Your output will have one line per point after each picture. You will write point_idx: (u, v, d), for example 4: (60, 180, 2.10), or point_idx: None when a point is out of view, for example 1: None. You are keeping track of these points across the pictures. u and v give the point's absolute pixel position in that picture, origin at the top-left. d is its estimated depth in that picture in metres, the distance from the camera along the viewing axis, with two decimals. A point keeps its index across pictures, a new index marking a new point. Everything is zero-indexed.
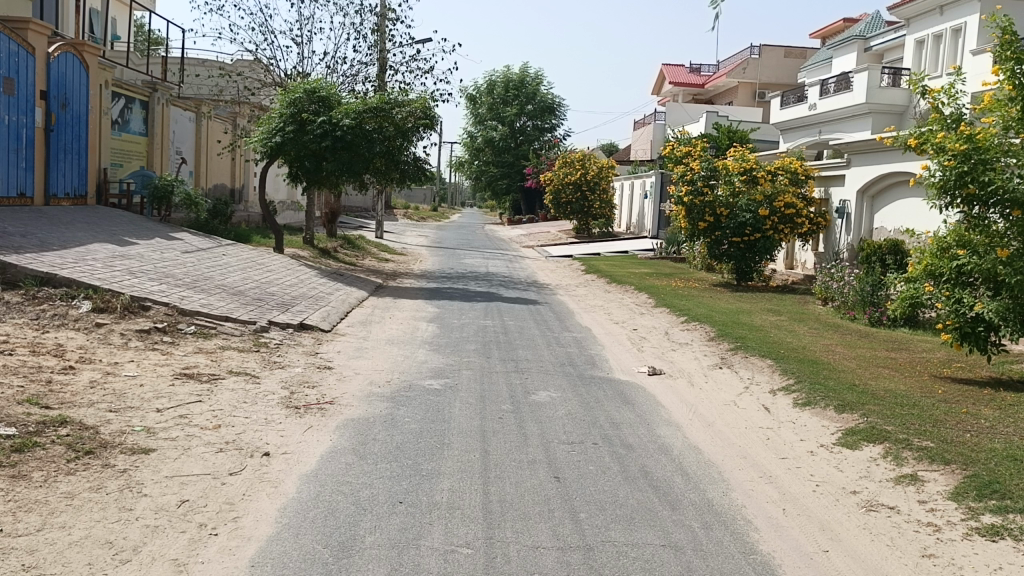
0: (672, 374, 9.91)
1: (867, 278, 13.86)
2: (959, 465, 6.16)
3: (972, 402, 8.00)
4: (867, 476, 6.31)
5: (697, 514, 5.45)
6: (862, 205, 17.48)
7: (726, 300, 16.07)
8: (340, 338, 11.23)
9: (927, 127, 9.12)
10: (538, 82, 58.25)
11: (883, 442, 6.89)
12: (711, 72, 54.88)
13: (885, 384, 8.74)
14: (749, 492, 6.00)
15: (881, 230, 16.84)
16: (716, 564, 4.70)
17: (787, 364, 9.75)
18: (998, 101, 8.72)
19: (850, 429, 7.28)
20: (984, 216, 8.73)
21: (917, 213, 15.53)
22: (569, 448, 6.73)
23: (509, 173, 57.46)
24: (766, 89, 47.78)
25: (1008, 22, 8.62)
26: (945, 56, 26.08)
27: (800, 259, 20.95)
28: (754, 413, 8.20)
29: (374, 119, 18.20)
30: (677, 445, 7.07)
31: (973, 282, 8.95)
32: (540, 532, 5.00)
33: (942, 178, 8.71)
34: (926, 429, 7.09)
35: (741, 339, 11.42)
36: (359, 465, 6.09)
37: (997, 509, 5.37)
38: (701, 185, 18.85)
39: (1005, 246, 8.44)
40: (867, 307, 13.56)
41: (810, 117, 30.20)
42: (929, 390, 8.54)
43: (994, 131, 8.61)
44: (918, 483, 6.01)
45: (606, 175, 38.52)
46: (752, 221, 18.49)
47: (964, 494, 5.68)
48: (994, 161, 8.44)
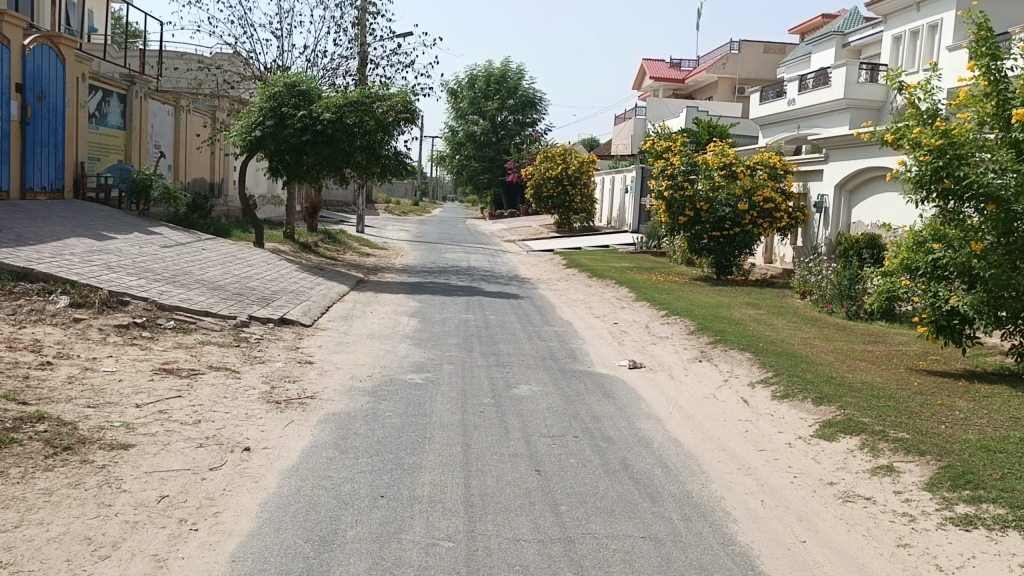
0: (652, 368, 9.98)
1: (844, 271, 14.01)
2: (933, 457, 6.25)
3: (948, 394, 8.11)
4: (843, 467, 6.38)
5: (677, 506, 5.51)
6: (840, 199, 17.62)
7: (705, 295, 16.06)
8: (321, 333, 11.20)
9: (904, 122, 9.18)
10: (520, 76, 58.11)
11: (860, 434, 6.97)
12: (691, 67, 55.17)
13: (862, 377, 8.84)
14: (728, 483, 6.06)
15: (859, 224, 16.99)
16: (695, 555, 4.75)
17: (766, 357, 9.84)
18: (974, 96, 8.85)
19: (827, 421, 7.37)
20: (959, 211, 8.79)
21: (894, 207, 15.70)
22: (550, 441, 6.77)
23: (489, 167, 57.39)
24: (745, 84, 48.02)
25: (984, 18, 8.77)
26: (922, 52, 26.29)
27: (779, 253, 21.08)
28: (733, 406, 8.27)
29: (355, 113, 18.10)
30: (658, 438, 7.12)
31: (949, 275, 9.06)
32: (521, 525, 5.02)
33: (918, 173, 8.78)
34: (902, 421, 7.17)
35: (721, 332, 11.50)
36: (340, 459, 6.09)
37: (972, 499, 5.46)
38: (681, 180, 18.99)
39: (979, 241, 8.53)
40: (845, 301, 13.70)
41: (789, 113, 30.37)
42: (906, 382, 8.66)
43: (970, 126, 8.78)
44: (893, 474, 6.09)
45: (587, 170, 38.68)
46: (732, 216, 18.60)
47: (939, 485, 5.76)
48: (969, 156, 8.55)
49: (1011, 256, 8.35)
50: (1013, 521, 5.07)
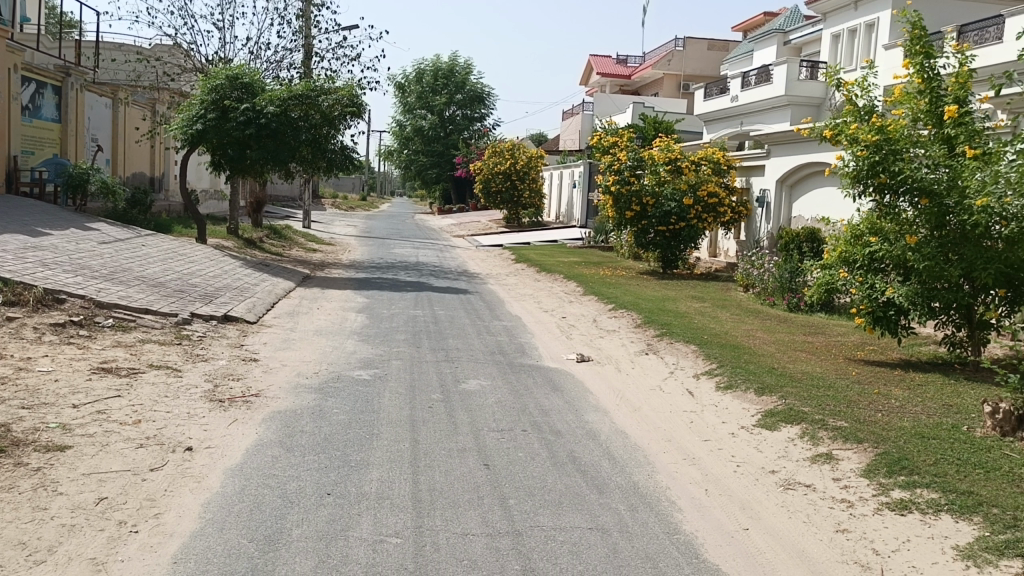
0: (600, 361, 10.07)
1: (786, 265, 14.32)
2: (870, 444, 6.43)
3: (883, 382, 8.37)
4: (784, 456, 6.53)
5: (624, 497, 5.57)
6: (781, 194, 17.99)
7: (652, 288, 16.26)
8: (266, 330, 11.03)
9: (842, 118, 9.41)
10: (467, 71, 57.98)
11: (800, 423, 7.13)
12: (637, 64, 55.72)
13: (802, 367, 9.06)
14: (673, 474, 6.16)
15: (799, 218, 17.36)
16: (641, 545, 4.81)
17: (710, 349, 10.02)
18: (908, 93, 9.16)
19: (769, 411, 7.53)
20: (895, 205, 9.03)
21: (832, 201, 16.08)
22: (499, 435, 6.78)
23: (438, 162, 57.11)
24: (690, 81, 48.66)
25: (918, 17, 9.00)
26: (860, 50, 26.95)
27: (723, 247, 21.45)
28: (678, 397, 8.40)
29: (300, 106, 17.85)
30: (605, 430, 7.19)
31: (885, 268, 9.34)
32: (469, 519, 5.03)
33: (855, 168, 9.02)
34: (841, 410, 7.36)
35: (667, 325, 11.66)
36: (285, 457, 6.01)
37: (906, 484, 5.63)
38: (628, 174, 19.18)
39: (913, 234, 8.78)
40: (786, 293, 14.01)
41: (732, 109, 30.88)
42: (844, 372, 8.90)
43: (905, 123, 9.01)
44: (832, 462, 6.25)
45: (535, 165, 38.79)
46: (677, 211, 18.86)
47: (875, 471, 5.93)
48: (903, 152, 8.79)
49: (943, 248, 8.59)
50: (945, 505, 5.23)
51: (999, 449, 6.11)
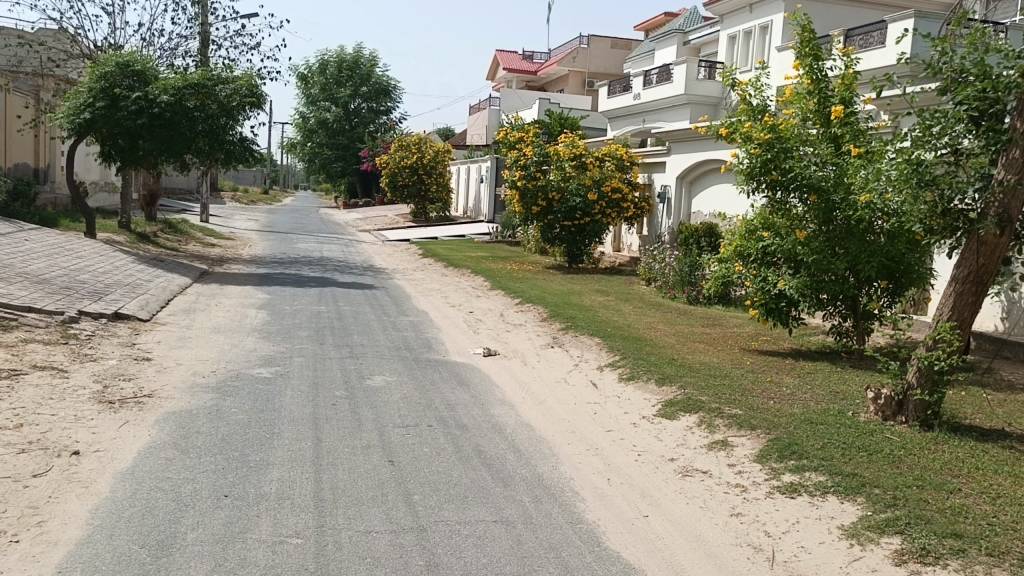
0: (506, 355, 10.12)
1: (685, 259, 14.73)
2: (763, 430, 6.69)
3: (775, 371, 8.73)
4: (683, 444, 6.72)
5: (528, 489, 5.62)
6: (680, 190, 18.49)
7: (557, 283, 16.46)
8: (161, 327, 10.61)
9: (737, 117, 9.73)
10: (372, 63, 57.23)
11: (698, 412, 7.36)
12: (543, 60, 56.19)
13: (701, 358, 9.34)
14: (577, 464, 6.25)
15: (698, 214, 17.88)
16: (544, 536, 4.86)
17: (613, 341, 10.22)
18: (798, 94, 9.55)
19: (669, 401, 7.73)
20: (786, 201, 9.36)
21: (728, 198, 16.64)
22: (404, 431, 6.73)
23: (343, 155, 56.15)
24: (594, 78, 49.41)
25: (808, 20, 9.37)
26: (755, 52, 27.94)
27: (626, 242, 21.90)
28: (582, 389, 8.53)
29: (196, 95, 17.22)
30: (510, 423, 7.24)
31: (776, 261, 9.73)
32: (372, 517, 4.97)
33: (748, 165, 9.34)
34: (736, 398, 7.64)
35: (572, 318, 11.83)
36: (180, 459, 5.80)
37: (796, 468, 5.88)
38: (534, 170, 19.36)
39: (803, 228, 9.17)
40: (686, 286, 14.42)
41: (635, 107, 31.54)
42: (739, 361, 9.24)
43: (795, 122, 9.38)
44: (728, 448, 6.47)
45: (442, 159, 38.67)
46: (582, 206, 19.16)
47: (768, 456, 6.17)
48: (793, 150, 9.13)
49: (830, 242, 9.00)
50: (831, 487, 5.49)
51: (880, 433, 6.46)
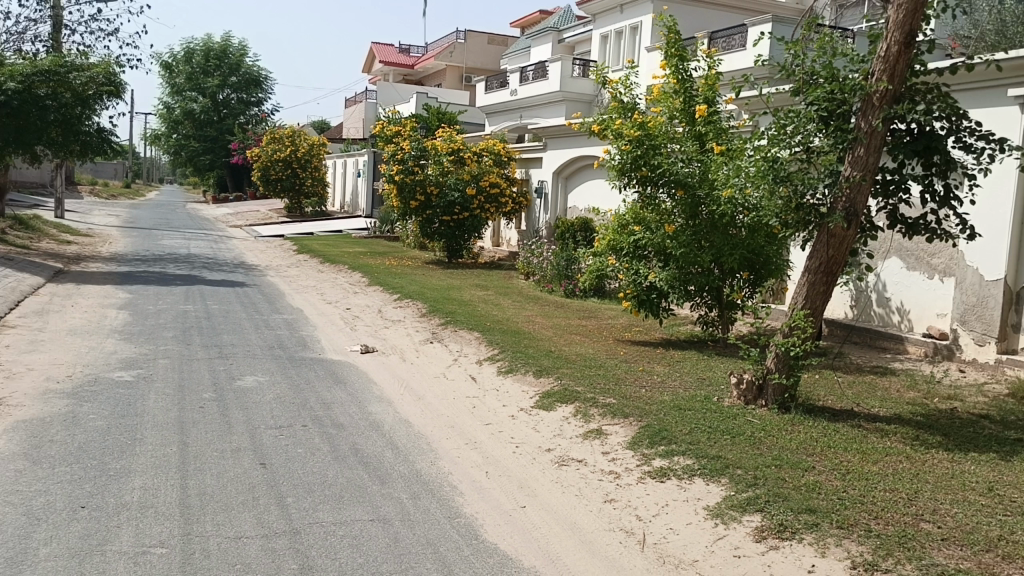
0: (384, 351, 10.01)
1: (562, 253, 15.00)
2: (635, 418, 6.90)
3: (648, 360, 9.03)
4: (559, 434, 6.84)
5: (405, 486, 5.58)
6: (557, 185, 18.81)
7: (436, 278, 16.41)
8: (8, 331, 9.88)
9: (608, 114, 9.97)
10: (242, 53, 55.25)
11: (573, 402, 7.51)
12: (420, 54, 55.83)
13: (577, 349, 9.54)
14: (454, 458, 6.26)
15: (573, 209, 18.24)
16: (421, 532, 4.85)
17: (492, 335, 10.29)
18: (665, 93, 9.89)
19: (545, 393, 7.85)
20: (655, 196, 9.70)
21: (602, 193, 17.05)
22: (277, 432, 6.55)
23: (212, 148, 53.88)
24: (471, 73, 49.53)
25: (673, 21, 9.71)
26: (626, 51, 28.73)
27: (505, 236, 22.11)
28: (460, 383, 8.55)
29: (47, 83, 16.11)
30: (388, 420, 7.17)
31: (647, 255, 10.06)
32: (243, 522, 4.81)
33: (620, 161, 9.62)
34: (610, 387, 7.85)
35: (450, 313, 11.82)
36: (31, 471, 5.42)
37: (666, 453, 6.10)
38: (412, 164, 19.05)
39: (671, 223, 9.52)
40: (563, 280, 14.70)
41: (512, 103, 31.84)
42: (613, 352, 9.49)
43: (663, 120, 9.71)
44: (602, 437, 6.63)
45: (317, 153, 37.77)
46: (460, 201, 19.18)
47: (639, 443, 6.37)
48: (661, 147, 9.46)
49: (697, 236, 9.37)
50: (698, 470, 5.72)
51: (742, 416, 6.80)
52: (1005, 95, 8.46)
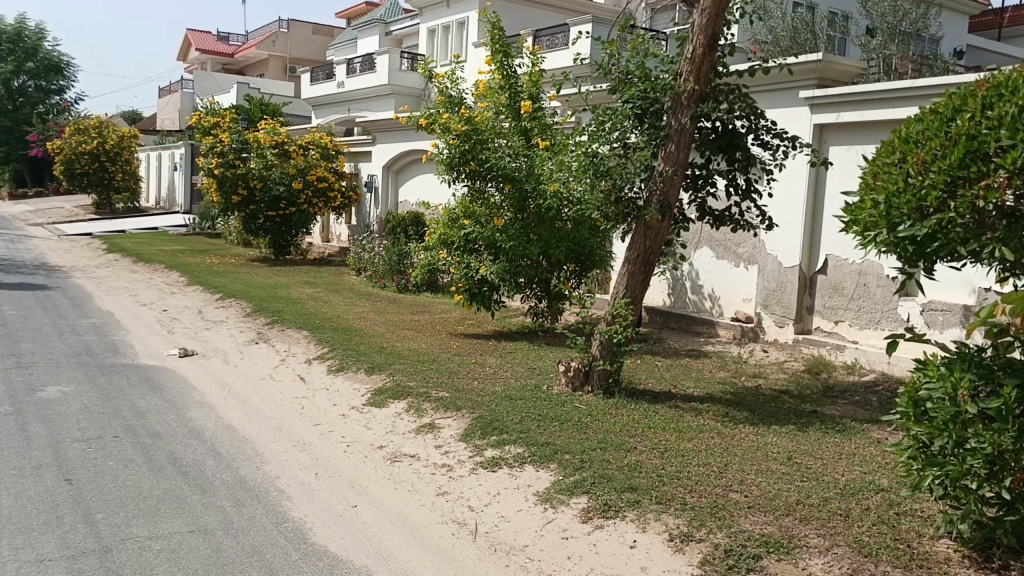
0: (206, 354, 9.52)
1: (394, 248, 14.86)
2: (467, 410, 6.97)
3: (480, 353, 9.14)
4: (391, 430, 6.80)
5: (229, 493, 5.34)
6: (387, 179, 18.64)
7: (263, 276, 15.81)
8: None
9: (435, 109, 9.99)
10: (39, 36, 50.71)
11: (406, 398, 7.48)
12: (240, 43, 53.47)
13: (409, 345, 9.51)
14: (283, 462, 6.07)
15: (404, 203, 18.14)
16: (247, 540, 4.66)
17: (322, 333, 10.04)
18: (491, 88, 10.00)
19: (377, 389, 7.76)
20: (484, 190, 9.82)
21: (432, 187, 17.06)
22: (84, 445, 6.07)
23: (5, 139, 49.05)
24: (296, 64, 48.02)
25: (497, 18, 9.83)
26: (454, 46, 28.84)
27: (335, 232, 21.66)
28: (289, 384, 8.29)
29: None
30: (210, 426, 6.83)
31: (478, 248, 10.20)
32: (45, 544, 4.43)
33: (448, 156, 9.67)
34: (442, 381, 7.88)
35: (278, 312, 11.43)
36: None
37: (497, 443, 6.20)
38: (232, 157, 18.26)
39: (500, 217, 9.68)
40: (395, 275, 14.58)
41: (340, 95, 31.19)
42: (446, 346, 9.54)
43: (489, 115, 9.84)
44: (435, 431, 6.64)
45: (129, 146, 35.16)
46: (285, 195, 18.58)
47: (472, 434, 6.43)
48: (488, 141, 9.57)
49: (525, 229, 9.56)
50: (528, 457, 5.86)
51: (570, 403, 7.04)
52: (796, 97, 9.23)
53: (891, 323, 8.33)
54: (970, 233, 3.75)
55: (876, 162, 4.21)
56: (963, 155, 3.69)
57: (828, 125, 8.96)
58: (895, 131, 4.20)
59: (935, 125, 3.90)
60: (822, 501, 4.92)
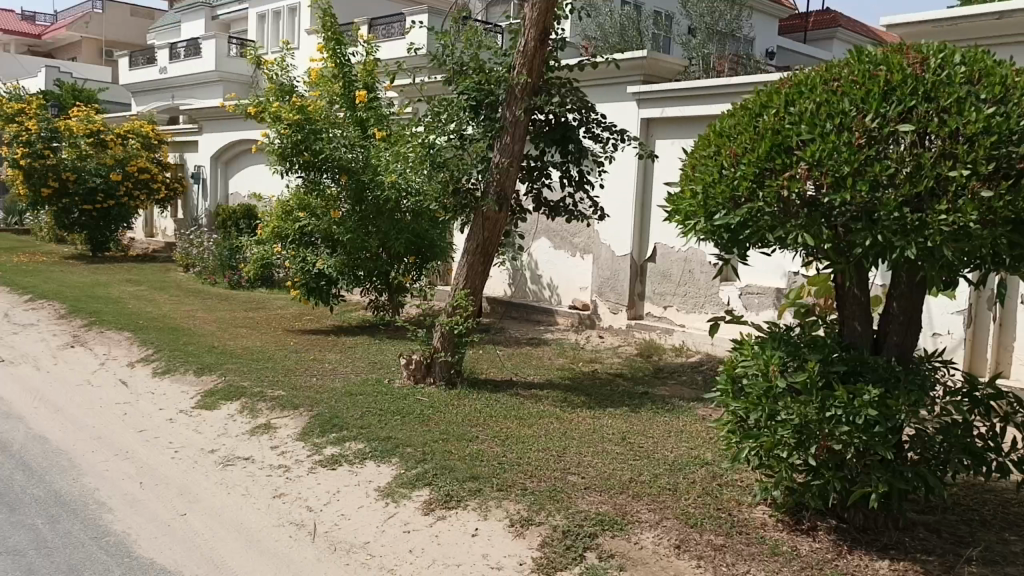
0: (12, 361, 8.71)
1: (225, 242, 14.18)
2: (305, 408, 6.77)
3: (319, 349, 8.91)
4: (224, 433, 6.50)
5: (41, 510, 4.92)
6: (216, 171, 17.75)
7: (78, 274, 14.66)
8: None
9: (265, 97, 9.63)
10: None
11: (239, 398, 7.16)
12: (47, 22, 49.19)
13: (243, 343, 9.11)
14: (103, 473, 5.66)
15: (235, 195, 17.35)
16: (62, 559, 4.32)
17: (146, 334, 9.44)
18: (325, 77, 9.76)
19: (208, 391, 7.39)
20: (320, 182, 9.55)
21: (265, 178, 16.42)
22: None
23: None
24: (113, 47, 44.76)
25: (328, 4, 9.59)
26: (285, 33, 27.85)
27: (161, 226, 20.44)
28: (110, 390, 7.74)
29: None
30: (17, 439, 6.26)
31: (315, 242, 9.99)
32: None
33: (280, 146, 9.34)
34: (278, 379, 7.62)
35: (96, 313, 10.63)
36: None
37: (337, 440, 6.07)
38: (41, 147, 16.65)
39: (336, 209, 9.47)
40: (227, 271, 13.93)
41: (162, 81, 29.38)
42: (283, 343, 9.22)
43: (322, 104, 9.59)
44: (271, 431, 6.41)
45: None
46: (104, 187, 17.28)
47: (310, 433, 6.25)
48: (322, 132, 9.30)
49: (363, 221, 9.38)
50: (369, 453, 5.78)
51: (411, 396, 6.99)
52: (624, 92, 9.61)
53: (713, 306, 8.85)
54: (776, 221, 3.93)
55: (695, 156, 4.45)
56: (769, 148, 3.95)
57: (654, 119, 9.39)
58: (711, 126, 4.47)
59: (744, 121, 4.21)
60: (652, 478, 5.17)
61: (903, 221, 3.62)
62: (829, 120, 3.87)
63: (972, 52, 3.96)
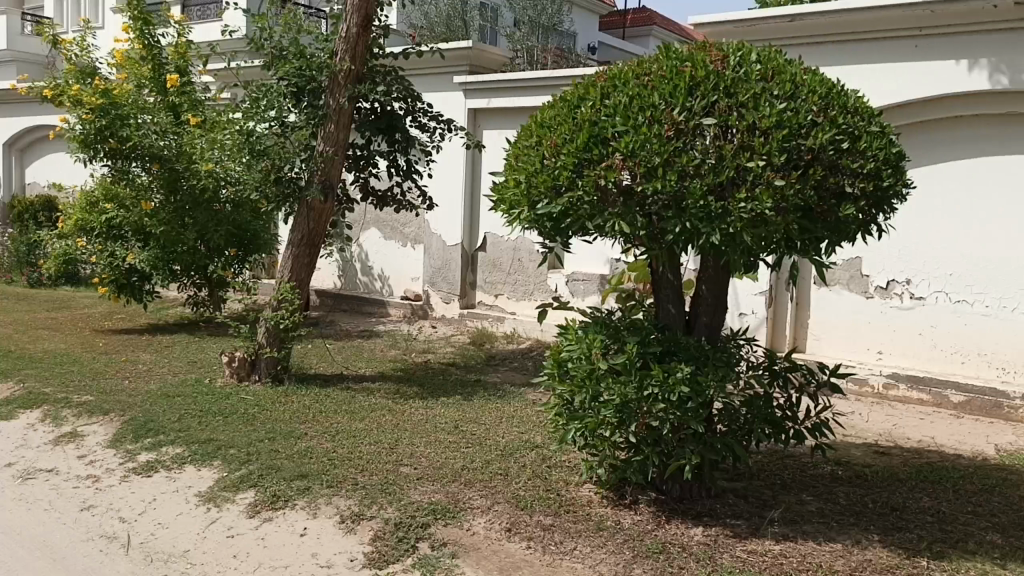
0: None
1: (21, 237, 12.95)
2: (117, 414, 6.32)
3: (132, 349, 8.34)
4: (23, 445, 5.94)
5: None
6: (10, 159, 16.07)
7: None
8: None
9: (63, 79, 8.88)
10: None
11: (41, 406, 6.58)
12: None
13: (44, 346, 8.37)
14: None
15: (33, 186, 15.87)
16: None
17: None
18: (131, 59, 9.15)
19: (4, 400, 6.73)
20: (129, 171, 8.89)
21: (67, 167, 15.12)
22: None
23: None
24: None
25: None
26: (87, 11, 25.74)
27: None
28: None
29: None
30: None
31: (126, 236, 9.37)
32: None
33: (83, 133, 8.63)
34: (85, 384, 7.06)
35: None
36: None
37: (153, 445, 5.70)
38: None
39: (149, 200, 8.88)
40: (25, 268, 12.73)
41: None
42: (91, 345, 8.56)
43: (130, 87, 8.96)
44: (78, 440, 5.92)
45: None
46: None
47: (122, 439, 5.84)
48: (130, 118, 8.66)
49: (179, 213, 8.86)
50: (189, 457, 5.47)
51: (235, 395, 6.69)
52: (451, 82, 9.63)
53: (542, 294, 9.07)
54: (595, 210, 4.08)
55: (518, 146, 4.53)
56: (587, 139, 4.08)
57: (481, 110, 9.48)
58: (532, 117, 4.56)
59: (563, 112, 4.32)
60: (484, 464, 5.23)
61: (708, 208, 3.84)
62: (641, 113, 4.06)
63: (767, 52, 4.27)
